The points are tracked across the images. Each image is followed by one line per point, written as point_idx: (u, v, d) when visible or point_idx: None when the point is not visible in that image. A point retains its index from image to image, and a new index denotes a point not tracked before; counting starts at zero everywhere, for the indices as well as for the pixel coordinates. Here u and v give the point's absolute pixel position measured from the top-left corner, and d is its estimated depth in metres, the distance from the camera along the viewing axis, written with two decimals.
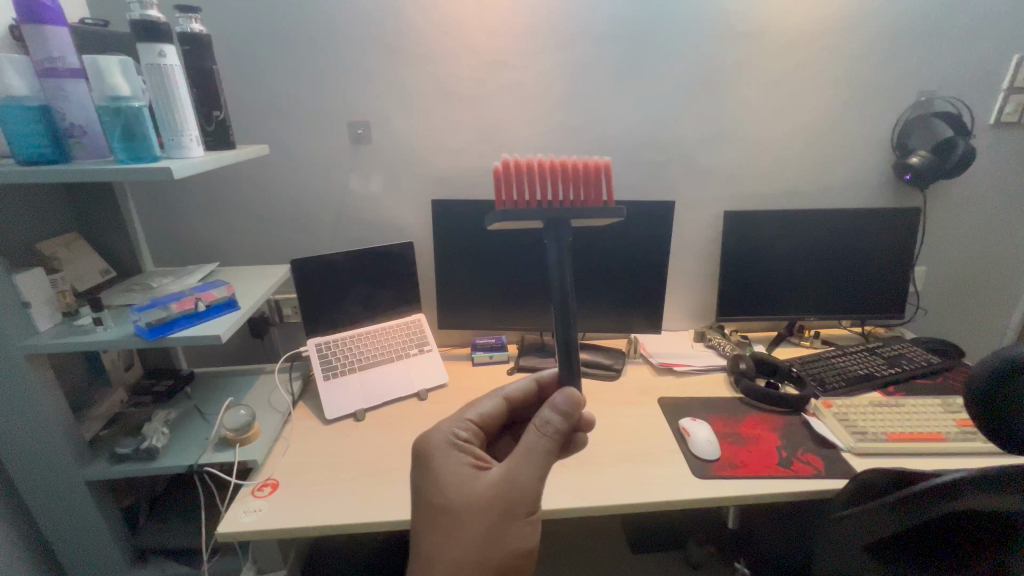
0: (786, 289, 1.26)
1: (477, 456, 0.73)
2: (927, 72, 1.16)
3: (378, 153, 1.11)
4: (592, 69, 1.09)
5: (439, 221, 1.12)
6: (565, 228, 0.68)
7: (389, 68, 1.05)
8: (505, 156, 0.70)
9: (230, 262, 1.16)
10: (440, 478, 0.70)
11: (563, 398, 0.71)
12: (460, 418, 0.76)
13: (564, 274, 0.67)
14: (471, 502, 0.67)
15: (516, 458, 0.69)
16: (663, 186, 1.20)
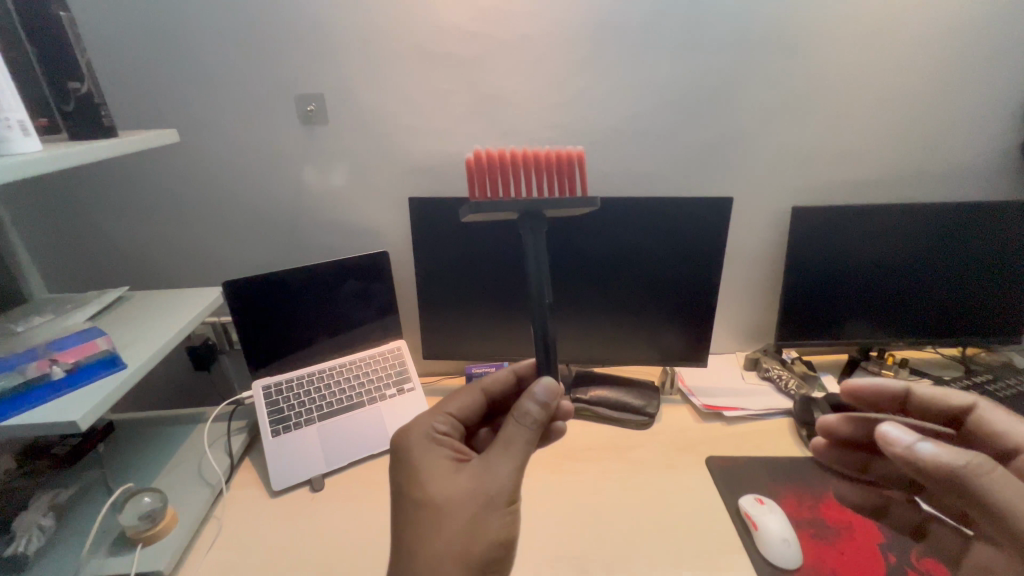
0: (865, 307, 0.99)
1: (456, 449, 0.56)
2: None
3: (338, 138, 0.85)
4: (627, 16, 0.80)
5: (420, 227, 0.86)
6: (543, 220, 0.55)
7: (351, 19, 0.78)
8: (477, 148, 0.55)
9: (162, 277, 0.93)
10: (410, 474, 0.53)
11: (544, 387, 0.54)
12: (437, 409, 0.60)
13: (540, 248, 0.54)
14: (447, 503, 0.50)
15: (495, 449, 0.52)
16: (715, 174, 0.92)
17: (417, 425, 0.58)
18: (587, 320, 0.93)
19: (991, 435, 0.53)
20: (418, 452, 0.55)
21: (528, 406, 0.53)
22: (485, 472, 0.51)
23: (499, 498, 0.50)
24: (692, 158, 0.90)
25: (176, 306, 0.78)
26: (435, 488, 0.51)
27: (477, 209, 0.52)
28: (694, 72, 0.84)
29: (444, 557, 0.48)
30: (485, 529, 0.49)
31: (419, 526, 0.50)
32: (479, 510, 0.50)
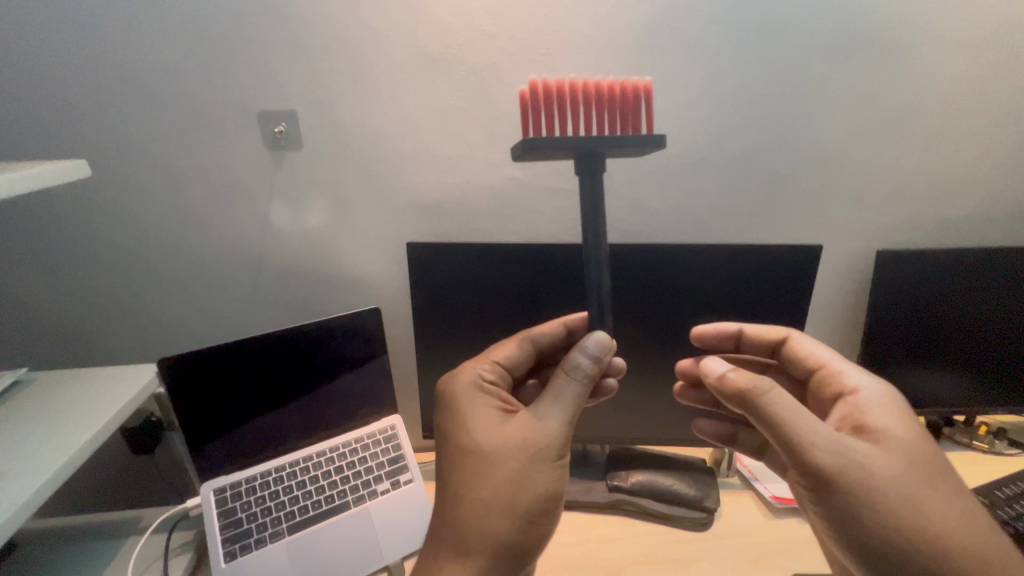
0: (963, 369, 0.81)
1: (503, 398, 0.51)
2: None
3: (316, 166, 0.66)
4: (690, 15, 0.62)
5: (421, 278, 0.67)
6: (602, 161, 0.44)
7: (332, 13, 0.59)
8: (531, 78, 0.45)
9: (97, 341, 0.74)
10: (456, 419, 0.49)
11: (597, 341, 0.48)
12: (484, 356, 0.55)
13: (607, 272, 0.46)
14: (494, 447, 0.46)
15: (546, 399, 0.47)
16: (789, 212, 0.73)
17: (462, 372, 0.53)
18: (628, 390, 0.74)
19: (800, 361, 0.57)
20: (464, 400, 0.50)
21: (579, 360, 0.47)
22: (535, 422, 0.46)
23: (551, 448, 0.45)
24: (762, 192, 0.72)
25: (76, 417, 0.58)
26: (482, 434, 0.47)
27: (538, 145, 0.41)
28: (772, 85, 0.66)
29: (493, 503, 0.44)
30: (534, 479, 0.44)
31: (465, 471, 0.45)
32: (529, 459, 0.45)
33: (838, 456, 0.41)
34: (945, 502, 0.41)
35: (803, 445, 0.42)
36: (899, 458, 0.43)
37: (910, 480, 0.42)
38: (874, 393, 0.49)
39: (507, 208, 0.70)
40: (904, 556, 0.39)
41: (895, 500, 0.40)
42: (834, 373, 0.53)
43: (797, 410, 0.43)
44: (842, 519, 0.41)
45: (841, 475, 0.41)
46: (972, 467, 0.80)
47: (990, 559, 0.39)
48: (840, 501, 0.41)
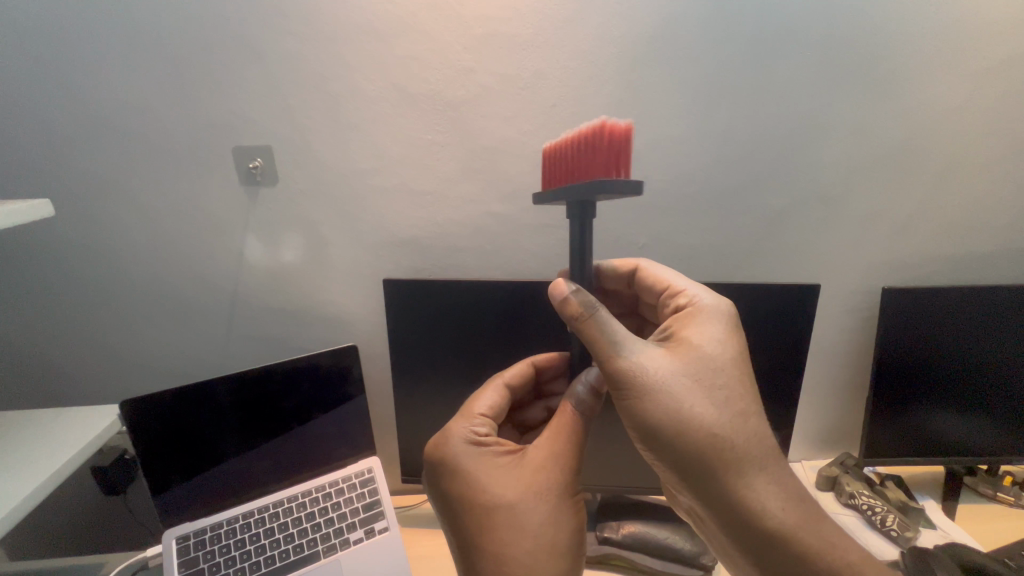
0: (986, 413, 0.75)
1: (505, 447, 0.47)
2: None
3: (291, 202, 0.65)
4: (672, 49, 0.60)
5: (396, 316, 0.65)
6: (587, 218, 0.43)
7: (307, 50, 0.59)
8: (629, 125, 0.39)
9: (88, 375, 0.75)
10: (467, 482, 0.44)
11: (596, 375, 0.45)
12: (467, 413, 0.49)
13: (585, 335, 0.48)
14: (518, 498, 0.42)
15: (556, 437, 0.44)
16: (787, 249, 0.70)
17: (455, 434, 0.47)
18: (617, 434, 0.70)
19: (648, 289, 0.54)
20: (472, 463, 0.45)
21: (578, 391, 0.44)
22: (555, 462, 0.43)
23: (576, 482, 0.43)
24: (758, 228, 0.69)
25: (32, 457, 0.56)
26: (506, 489, 0.43)
27: (567, 203, 0.39)
28: (765, 118, 0.63)
29: (536, 554, 0.40)
30: (564, 519, 0.42)
31: (498, 531, 0.41)
32: (558, 500, 0.42)
33: (629, 360, 0.41)
34: (716, 398, 0.41)
35: (602, 352, 0.41)
36: (687, 363, 0.42)
37: (690, 380, 0.41)
38: (708, 308, 0.47)
39: (489, 244, 0.68)
40: (666, 447, 0.40)
41: (668, 397, 0.40)
42: (675, 292, 0.51)
43: (609, 322, 0.42)
44: (625, 415, 0.41)
45: (628, 378, 0.40)
46: (998, 524, 0.72)
47: (745, 449, 0.40)
48: (623, 399, 0.41)
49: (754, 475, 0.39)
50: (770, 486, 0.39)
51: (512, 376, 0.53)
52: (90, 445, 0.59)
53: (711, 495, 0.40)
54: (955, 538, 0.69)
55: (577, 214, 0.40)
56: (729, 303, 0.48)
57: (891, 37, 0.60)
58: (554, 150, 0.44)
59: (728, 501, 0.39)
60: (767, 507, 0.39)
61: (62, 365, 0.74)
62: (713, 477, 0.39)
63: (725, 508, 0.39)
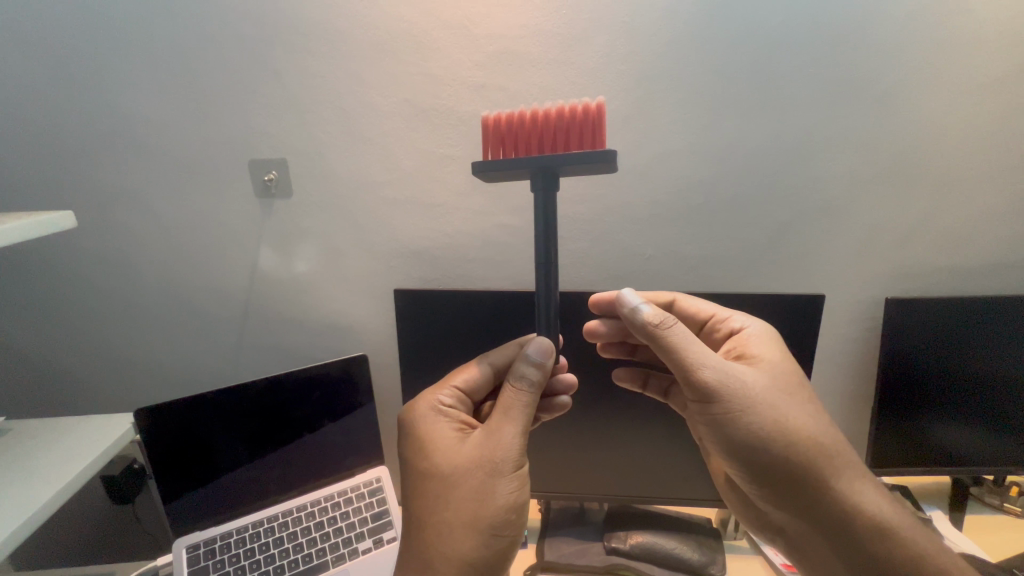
0: (1002, 432, 0.73)
1: (464, 421, 0.47)
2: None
3: (302, 213, 0.67)
4: (675, 65, 0.62)
5: (404, 325, 0.66)
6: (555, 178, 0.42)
7: (324, 69, 0.61)
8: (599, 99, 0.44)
9: (98, 383, 0.76)
10: (416, 445, 0.45)
11: (536, 346, 0.45)
12: (442, 383, 0.50)
13: (556, 287, 0.44)
14: (450, 465, 0.42)
15: (497, 414, 0.44)
16: (790, 261, 0.71)
17: (419, 401, 0.48)
18: (623, 443, 0.70)
19: (686, 320, 0.58)
20: (423, 429, 0.46)
21: (524, 369, 0.44)
22: (492, 436, 0.43)
23: (507, 460, 0.42)
24: (761, 240, 0.70)
25: (46, 466, 0.57)
26: (444, 457, 0.43)
27: (531, 172, 0.41)
28: (767, 131, 0.65)
29: (458, 523, 0.40)
30: (490, 494, 0.41)
31: (429, 496, 0.42)
32: (486, 474, 0.41)
33: (722, 374, 0.44)
34: (812, 412, 0.45)
35: (692, 365, 0.44)
36: (771, 379, 0.47)
37: (781, 393, 0.46)
38: (758, 333, 0.52)
39: (497, 255, 0.69)
40: (773, 458, 0.44)
41: (767, 409, 0.44)
42: (723, 321, 0.55)
43: (688, 336, 0.45)
44: (722, 426, 0.45)
45: (724, 389, 0.44)
46: (1006, 535, 0.72)
47: (842, 458, 0.45)
48: (722, 411, 0.44)
49: (854, 481, 0.45)
50: (870, 491, 0.45)
51: (499, 358, 0.52)
52: (104, 454, 0.60)
53: (821, 503, 0.44)
54: (962, 548, 0.69)
55: (541, 184, 0.41)
56: (779, 333, 0.53)
57: (889, 54, 0.62)
58: (524, 120, 0.45)
59: (832, 505, 0.44)
60: (867, 507, 0.44)
61: (75, 375, 0.75)
62: (821, 485, 0.44)
63: (835, 514, 0.44)
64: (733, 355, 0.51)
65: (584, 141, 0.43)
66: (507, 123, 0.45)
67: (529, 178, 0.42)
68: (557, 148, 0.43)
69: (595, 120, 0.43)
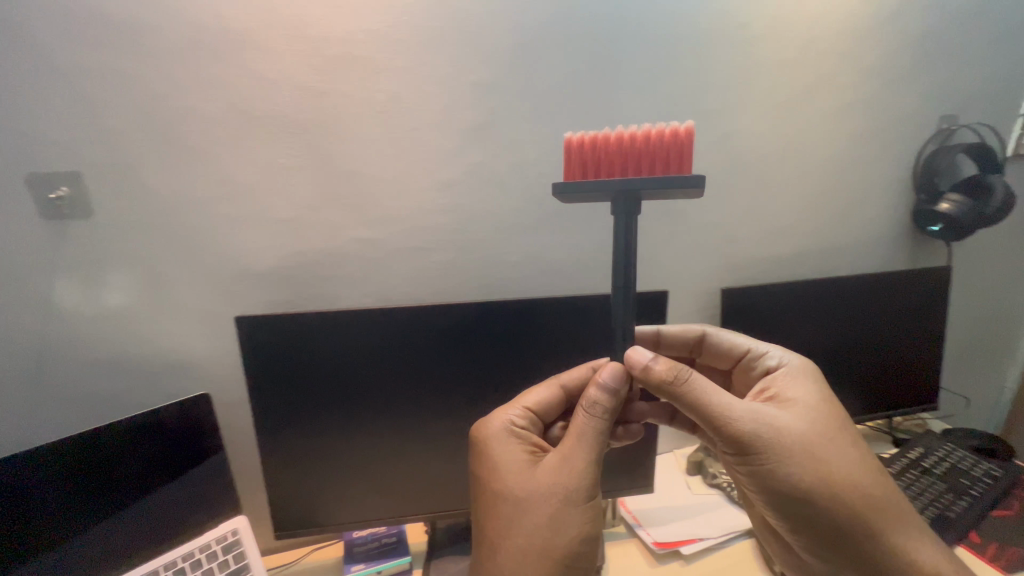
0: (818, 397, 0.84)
1: (536, 445, 0.46)
2: (973, 83, 0.85)
3: (108, 236, 0.56)
4: (517, 81, 0.63)
5: (245, 357, 0.58)
6: (637, 201, 0.41)
7: (124, 67, 0.52)
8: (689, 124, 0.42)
9: None
10: (487, 466, 0.44)
11: (612, 372, 0.44)
12: (514, 403, 0.50)
13: (631, 311, 0.43)
14: (525, 489, 0.41)
15: (569, 441, 0.43)
16: (639, 260, 0.77)
17: (490, 420, 0.48)
18: None
19: (719, 356, 0.58)
20: (494, 451, 0.45)
21: (595, 397, 0.43)
22: (564, 462, 0.42)
23: (582, 489, 0.41)
24: None
25: None
26: (516, 482, 0.42)
27: (613, 194, 0.40)
28: None
29: (528, 550, 0.39)
30: (565, 523, 0.40)
31: (502, 522, 0.41)
32: (561, 502, 0.40)
33: (755, 423, 0.42)
34: (858, 459, 0.43)
35: (717, 416, 0.43)
36: (812, 424, 0.44)
37: (822, 439, 0.43)
38: (796, 368, 0.50)
39: (356, 269, 0.65)
40: (821, 512, 0.42)
41: (810, 460, 0.42)
42: (760, 354, 0.54)
43: (709, 387, 0.43)
44: (762, 479, 0.43)
45: (758, 439, 0.42)
46: None
47: (890, 512, 0.42)
48: (758, 463, 0.42)
49: (909, 532, 0.43)
50: (916, 542, 0.42)
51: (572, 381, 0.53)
52: None
53: (877, 559, 0.42)
54: None
55: (623, 208, 0.41)
56: (820, 369, 0.51)
57: (701, 77, 0.70)
58: (610, 141, 0.43)
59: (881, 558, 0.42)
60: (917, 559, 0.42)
61: None
62: (871, 537, 0.42)
63: (893, 571, 0.41)
64: (768, 394, 0.49)
65: (674, 166, 0.41)
66: (593, 144, 0.43)
67: (610, 200, 0.41)
68: (644, 173, 0.42)
69: (686, 144, 0.41)
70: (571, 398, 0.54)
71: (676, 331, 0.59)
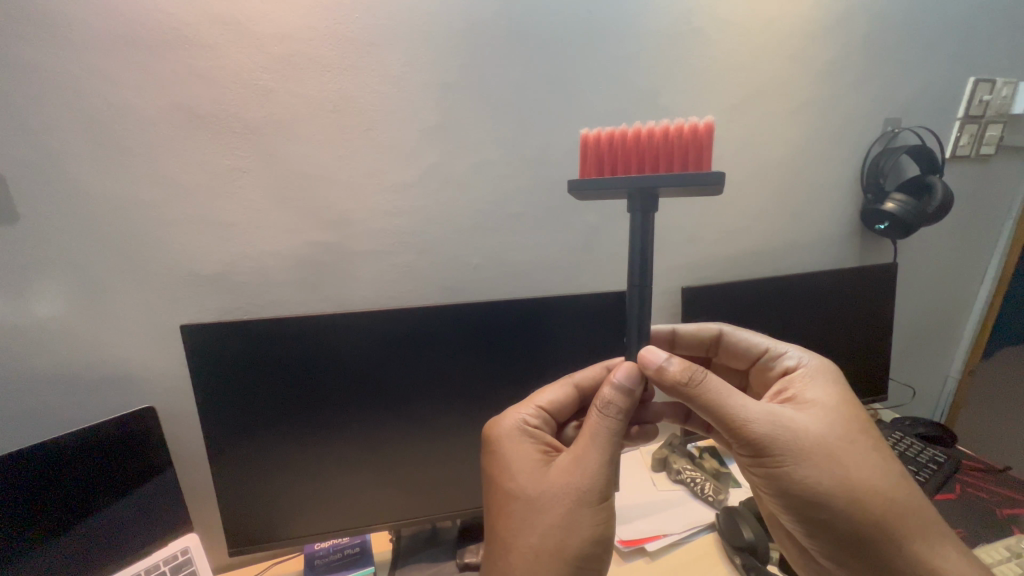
0: None
1: (550, 445, 0.46)
2: (913, 87, 0.89)
3: (34, 243, 0.53)
4: (472, 81, 0.63)
5: (190, 368, 0.55)
6: (654, 200, 0.40)
7: (54, 61, 0.49)
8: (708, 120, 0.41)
9: None
10: (499, 466, 0.44)
11: (626, 371, 0.43)
12: (526, 402, 0.49)
13: (644, 307, 0.42)
14: (539, 489, 0.41)
15: (583, 440, 0.42)
16: (600, 261, 0.77)
17: (503, 420, 0.47)
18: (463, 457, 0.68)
19: (735, 355, 0.58)
20: (507, 451, 0.44)
21: (609, 395, 0.41)
22: (577, 463, 0.41)
23: (596, 490, 0.40)
24: (576, 244, 0.75)
25: None
26: (528, 482, 0.41)
27: (628, 191, 0.40)
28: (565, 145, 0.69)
29: (542, 551, 0.38)
30: (577, 524, 0.39)
31: (514, 522, 0.40)
32: (574, 503, 0.39)
33: (774, 426, 0.42)
34: (877, 462, 0.43)
35: (736, 418, 0.41)
36: (829, 426, 0.43)
37: (842, 442, 0.43)
38: (813, 368, 0.50)
39: (312, 274, 0.63)
40: (836, 513, 0.41)
41: (827, 462, 0.41)
42: (776, 354, 0.53)
43: (726, 389, 0.42)
44: (778, 480, 0.42)
45: (777, 442, 0.42)
46: None
47: (903, 514, 0.42)
48: (776, 466, 0.42)
49: (926, 537, 0.42)
50: (930, 546, 0.42)
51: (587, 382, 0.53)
52: None
53: (893, 563, 0.42)
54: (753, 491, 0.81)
55: (640, 204, 0.40)
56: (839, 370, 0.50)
57: (656, 80, 0.71)
58: (627, 139, 0.43)
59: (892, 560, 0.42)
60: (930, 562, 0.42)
61: None
62: (883, 539, 0.42)
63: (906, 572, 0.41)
64: (786, 394, 0.48)
65: (691, 164, 0.40)
66: (610, 142, 0.44)
67: (625, 197, 0.41)
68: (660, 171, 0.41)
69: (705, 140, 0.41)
70: (585, 398, 0.53)
71: (692, 331, 0.59)
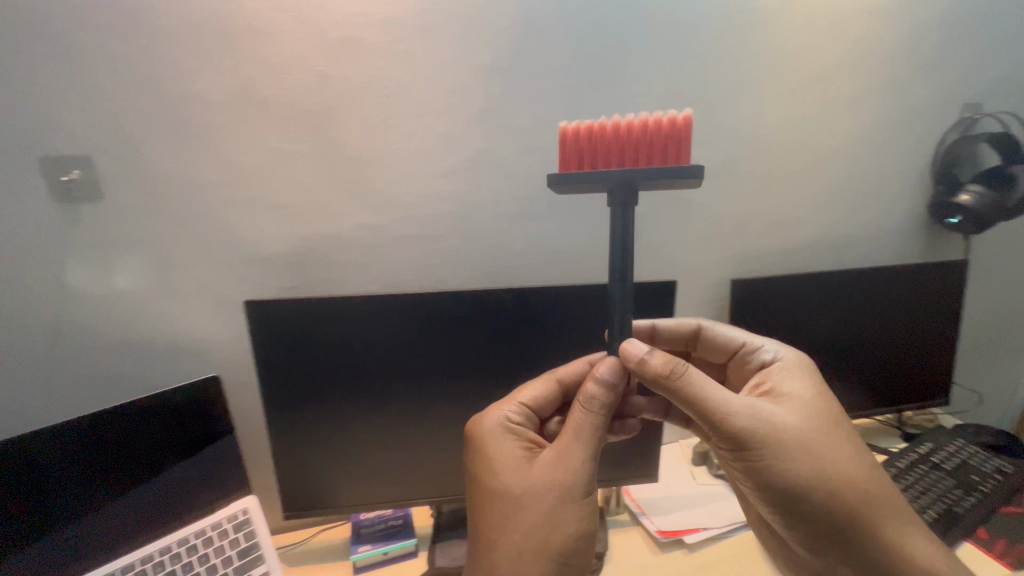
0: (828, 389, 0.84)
1: (533, 442, 0.46)
2: (999, 69, 0.82)
3: (119, 220, 0.57)
4: (526, 65, 0.63)
5: (254, 340, 0.58)
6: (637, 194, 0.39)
7: (139, 49, 0.53)
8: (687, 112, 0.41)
9: None
10: (484, 463, 0.44)
11: (608, 367, 0.44)
12: (509, 398, 0.50)
13: (628, 305, 0.42)
14: (522, 487, 0.41)
15: (566, 436, 0.42)
16: (649, 250, 0.76)
17: (487, 416, 0.47)
18: None
19: (713, 349, 0.57)
20: (492, 449, 0.45)
21: (592, 390, 0.43)
22: (560, 459, 0.41)
23: (579, 485, 0.40)
24: None
25: None
26: (511, 479, 0.42)
27: (612, 184, 0.38)
28: None
29: (527, 548, 0.39)
30: (562, 520, 0.39)
31: (498, 518, 0.41)
32: (558, 499, 0.40)
33: (753, 420, 0.42)
34: (851, 452, 0.43)
35: (716, 411, 0.41)
36: (806, 417, 0.44)
37: (819, 433, 0.43)
38: (790, 362, 0.50)
39: (364, 256, 0.65)
40: (818, 505, 0.41)
41: (804, 454, 0.41)
42: (753, 348, 0.54)
43: (707, 382, 0.42)
44: (759, 475, 0.42)
45: (757, 434, 0.41)
46: None
47: (880, 501, 0.42)
48: (757, 459, 0.41)
49: (900, 524, 0.43)
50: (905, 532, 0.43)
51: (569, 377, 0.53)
52: None
53: (869, 551, 0.42)
54: None
55: (622, 199, 0.39)
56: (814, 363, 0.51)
57: (714, 63, 0.69)
58: (605, 130, 0.41)
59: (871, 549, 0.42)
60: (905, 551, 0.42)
61: None
62: (862, 529, 0.42)
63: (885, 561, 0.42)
64: (763, 388, 0.48)
65: (674, 156, 0.39)
66: (588, 134, 0.41)
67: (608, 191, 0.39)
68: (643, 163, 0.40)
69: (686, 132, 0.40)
70: (567, 394, 0.54)
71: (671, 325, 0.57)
